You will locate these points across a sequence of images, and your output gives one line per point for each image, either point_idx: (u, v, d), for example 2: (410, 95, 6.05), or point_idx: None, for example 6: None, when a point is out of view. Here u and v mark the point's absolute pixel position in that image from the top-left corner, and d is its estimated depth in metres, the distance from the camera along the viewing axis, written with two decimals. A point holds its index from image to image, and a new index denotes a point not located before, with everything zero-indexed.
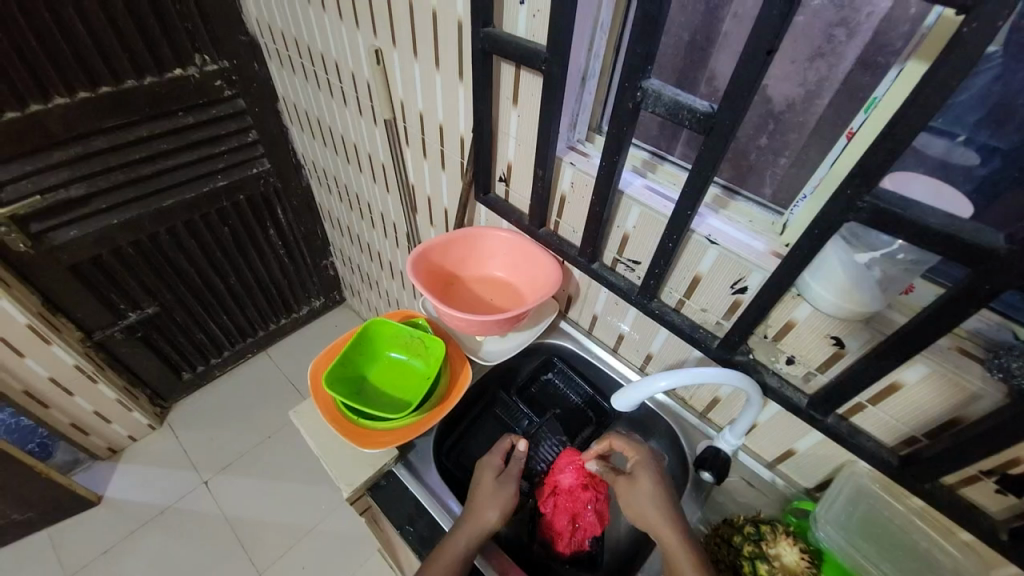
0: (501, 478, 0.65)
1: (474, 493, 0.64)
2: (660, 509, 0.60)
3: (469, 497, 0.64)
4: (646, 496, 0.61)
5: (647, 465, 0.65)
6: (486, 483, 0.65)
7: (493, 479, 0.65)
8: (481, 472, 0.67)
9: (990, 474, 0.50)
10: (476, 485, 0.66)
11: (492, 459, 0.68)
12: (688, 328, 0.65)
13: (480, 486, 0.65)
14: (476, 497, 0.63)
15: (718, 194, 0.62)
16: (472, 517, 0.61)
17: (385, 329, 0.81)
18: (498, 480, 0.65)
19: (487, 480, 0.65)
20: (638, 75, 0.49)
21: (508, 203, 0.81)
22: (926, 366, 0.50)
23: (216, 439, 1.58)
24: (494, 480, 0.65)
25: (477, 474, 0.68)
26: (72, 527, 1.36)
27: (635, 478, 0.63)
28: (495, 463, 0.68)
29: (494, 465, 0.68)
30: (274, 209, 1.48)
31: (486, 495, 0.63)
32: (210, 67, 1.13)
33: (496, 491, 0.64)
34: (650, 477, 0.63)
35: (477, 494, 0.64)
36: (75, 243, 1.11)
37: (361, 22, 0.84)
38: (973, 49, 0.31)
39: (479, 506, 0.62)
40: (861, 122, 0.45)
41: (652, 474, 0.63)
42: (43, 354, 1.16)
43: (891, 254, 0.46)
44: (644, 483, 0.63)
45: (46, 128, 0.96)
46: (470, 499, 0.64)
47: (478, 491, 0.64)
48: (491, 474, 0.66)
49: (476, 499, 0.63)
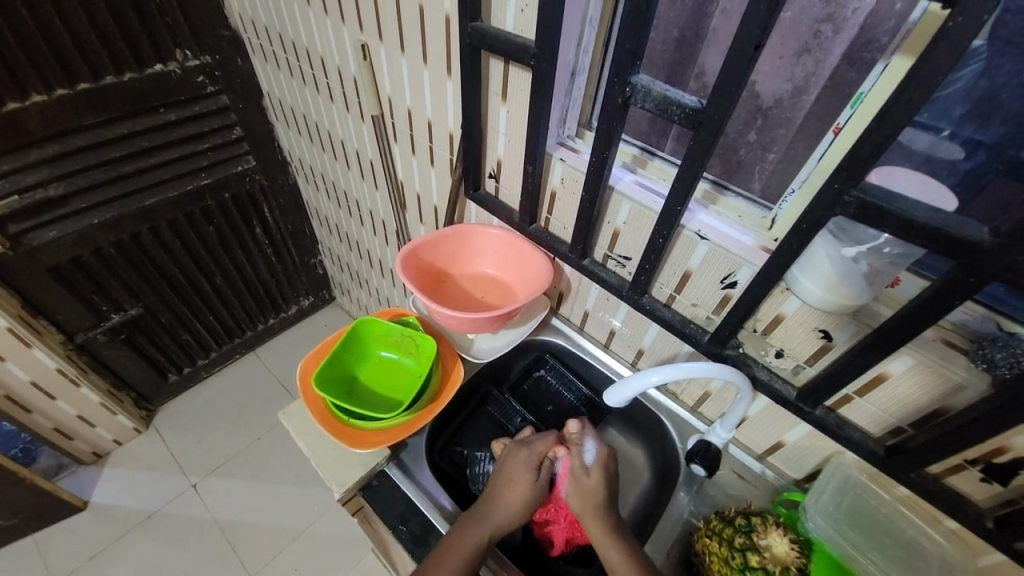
0: (536, 481, 0.63)
1: (506, 491, 0.62)
2: (592, 503, 0.62)
3: (500, 491, 0.63)
4: (587, 490, 0.62)
5: (599, 460, 0.65)
6: (521, 485, 0.62)
7: (529, 482, 0.63)
8: (513, 468, 0.64)
9: (975, 463, 0.51)
10: (509, 482, 0.63)
11: (530, 456, 0.65)
12: (678, 323, 0.66)
13: (513, 485, 0.63)
14: (508, 496, 0.62)
15: (707, 189, 0.62)
16: (501, 515, 0.61)
17: (375, 328, 0.80)
18: (534, 484, 0.62)
19: (523, 479, 0.63)
20: (627, 71, 0.49)
21: (498, 200, 0.81)
22: (911, 358, 0.50)
23: (205, 442, 1.56)
24: (529, 484, 0.62)
25: (509, 467, 0.65)
26: (57, 533, 1.34)
27: (586, 469, 0.64)
28: (533, 462, 0.64)
29: (532, 465, 0.64)
30: (260, 207, 1.46)
31: (520, 504, 0.62)
32: (191, 63, 1.11)
33: (530, 496, 0.62)
34: (598, 473, 0.64)
35: (509, 493, 0.62)
36: (55, 244, 1.08)
37: (347, 17, 0.83)
38: (957, 43, 0.31)
39: (509, 510, 0.61)
40: (847, 117, 0.46)
41: (600, 470, 0.64)
42: (25, 358, 1.14)
43: (877, 248, 0.46)
44: (590, 476, 0.63)
45: (22, 126, 0.94)
46: (501, 495, 0.62)
47: (511, 491, 0.62)
48: (528, 476, 0.63)
49: (506, 497, 0.62)
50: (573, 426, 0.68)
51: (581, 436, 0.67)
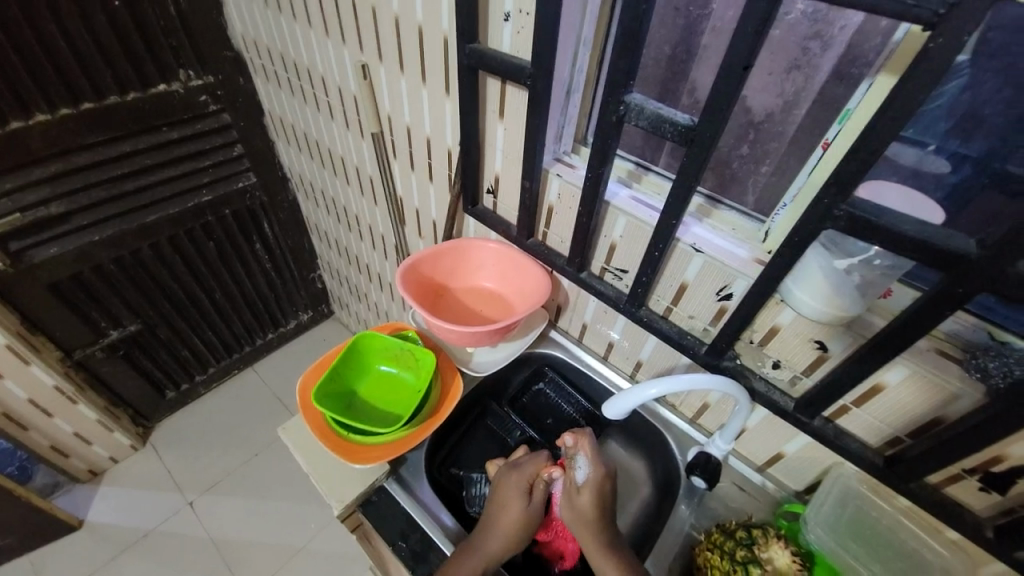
0: (529, 507, 0.63)
1: (499, 516, 0.63)
2: (585, 521, 0.62)
3: (494, 518, 0.63)
4: (579, 506, 0.63)
5: (592, 477, 0.64)
6: (515, 509, 0.63)
7: (523, 506, 0.63)
8: (506, 493, 0.64)
9: (972, 472, 0.51)
10: (502, 508, 0.63)
11: (522, 478, 0.65)
12: (676, 335, 0.66)
13: (506, 509, 0.63)
14: (501, 523, 0.62)
15: (701, 204, 0.63)
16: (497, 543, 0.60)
17: (374, 342, 0.80)
18: (527, 508, 0.63)
19: (516, 503, 0.63)
20: (621, 89, 0.50)
21: (496, 214, 0.82)
22: (905, 368, 0.51)
23: (202, 459, 1.55)
24: (522, 507, 0.63)
25: (501, 493, 0.65)
26: (51, 553, 1.32)
27: (577, 487, 0.64)
28: (525, 486, 0.65)
29: (523, 488, 0.65)
30: (261, 223, 1.47)
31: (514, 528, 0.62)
32: (194, 82, 1.13)
33: (524, 521, 0.63)
34: (590, 490, 0.63)
35: (502, 519, 0.62)
36: (55, 261, 1.09)
37: (347, 37, 0.85)
38: (937, 62, 0.33)
39: (503, 536, 0.61)
40: (835, 133, 0.47)
41: (593, 489, 0.63)
42: (22, 375, 1.13)
43: (868, 260, 0.47)
44: (581, 494, 0.63)
45: (26, 145, 0.95)
46: (495, 522, 0.62)
47: (505, 517, 0.63)
48: (521, 500, 0.64)
49: (501, 524, 0.62)
50: (567, 440, 0.67)
51: (574, 451, 0.66)
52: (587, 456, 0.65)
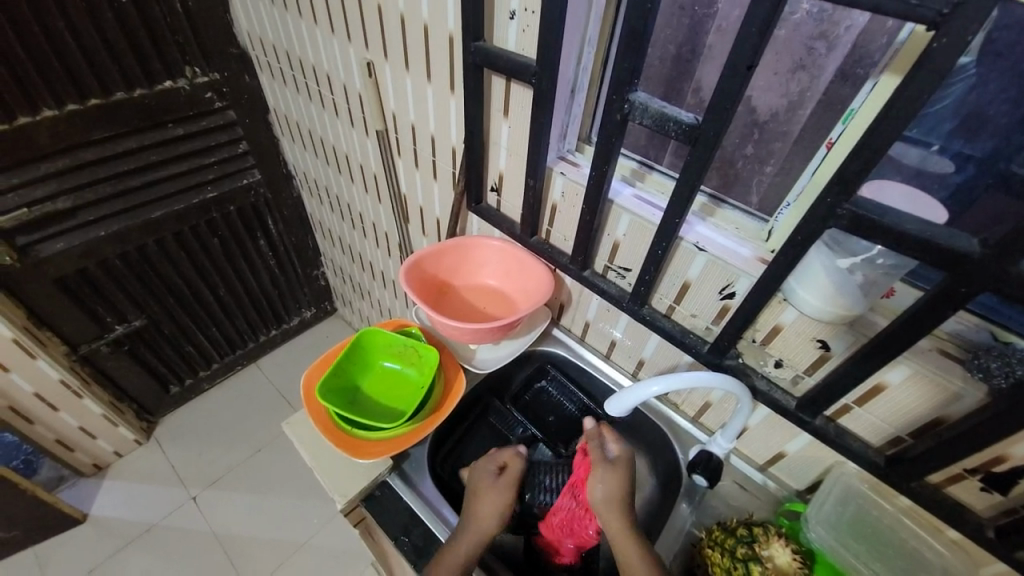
0: (496, 484, 0.65)
1: (473, 500, 0.64)
2: (617, 497, 0.61)
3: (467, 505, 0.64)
4: (610, 482, 0.62)
5: (623, 455, 0.65)
6: (484, 490, 0.64)
7: (492, 484, 0.65)
8: (477, 480, 0.66)
9: (974, 472, 0.51)
10: (474, 494, 0.65)
11: (488, 464, 0.68)
12: (678, 333, 0.67)
13: (479, 492, 0.64)
14: (476, 504, 0.63)
15: (705, 203, 0.63)
16: (473, 526, 0.60)
17: (378, 339, 0.81)
18: (496, 484, 0.65)
19: (484, 485, 0.65)
20: (625, 88, 0.51)
21: (500, 213, 0.82)
22: (908, 368, 0.51)
23: (205, 454, 1.56)
24: (492, 484, 0.65)
25: (472, 482, 0.66)
26: (56, 546, 1.33)
27: (609, 463, 0.64)
28: (493, 468, 0.67)
29: (489, 471, 0.67)
30: (265, 220, 1.48)
31: (489, 504, 0.63)
32: (200, 80, 1.14)
33: (496, 497, 0.64)
34: (619, 467, 0.64)
35: (475, 503, 0.63)
36: (61, 256, 1.10)
37: (353, 35, 0.85)
38: (941, 62, 0.33)
39: (479, 516, 0.62)
40: (839, 133, 0.47)
41: (625, 465, 0.64)
42: (28, 369, 1.14)
43: (871, 258, 0.48)
44: (613, 469, 0.63)
45: (34, 140, 0.96)
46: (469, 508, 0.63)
47: (479, 500, 0.64)
48: (489, 482, 0.65)
49: (474, 508, 0.63)
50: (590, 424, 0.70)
51: (602, 433, 0.68)
52: (615, 438, 0.67)
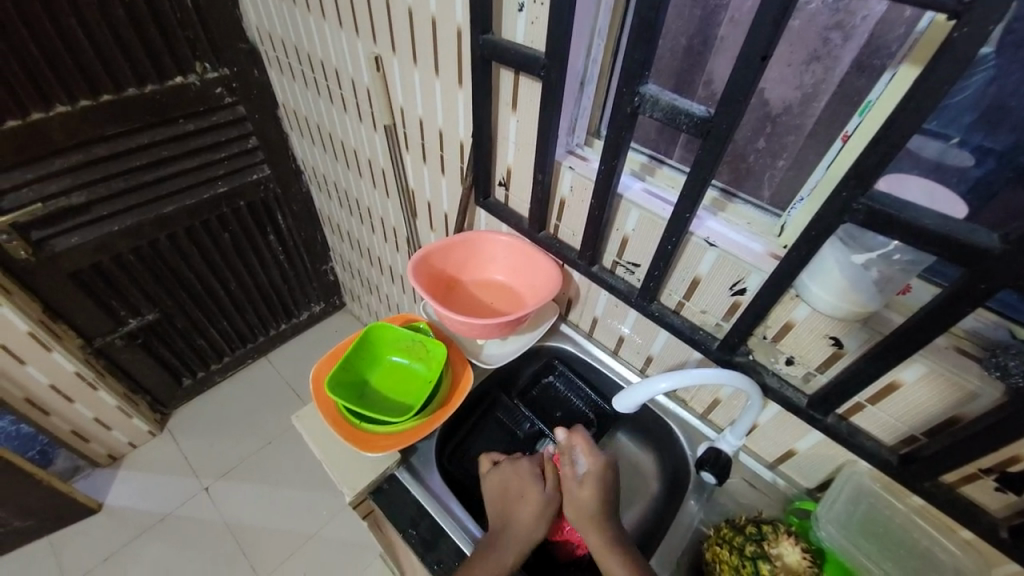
0: (544, 490, 0.66)
1: (519, 503, 0.64)
2: (589, 512, 0.62)
3: (513, 510, 0.63)
4: (581, 499, 0.63)
5: (593, 469, 0.65)
6: (534, 499, 0.64)
7: (538, 489, 0.65)
8: (519, 481, 0.66)
9: (989, 473, 0.50)
10: (519, 499, 0.65)
11: (532, 466, 0.68)
12: (687, 330, 0.66)
13: (524, 496, 0.65)
14: (520, 508, 0.64)
15: (716, 197, 0.62)
16: (520, 532, 0.62)
17: (387, 333, 0.81)
18: (542, 490, 0.65)
19: (533, 492, 0.65)
20: (635, 81, 0.50)
21: (508, 207, 0.82)
22: (923, 366, 0.50)
23: (217, 446, 1.58)
24: (540, 490, 0.65)
25: (512, 482, 0.66)
26: (72, 534, 1.36)
27: (579, 480, 0.64)
28: (537, 471, 0.67)
29: (536, 476, 0.67)
30: (274, 215, 1.49)
31: (535, 509, 0.64)
32: (210, 75, 1.14)
33: (543, 503, 0.64)
34: (588, 484, 0.64)
35: (521, 511, 0.63)
36: (76, 250, 1.11)
37: (361, 29, 0.85)
38: (962, 53, 0.32)
39: (527, 522, 0.63)
40: (855, 125, 0.46)
41: (595, 480, 0.64)
42: (44, 361, 1.16)
43: (887, 254, 0.46)
44: (583, 486, 0.64)
45: (48, 136, 0.97)
46: (515, 514, 0.63)
47: (525, 504, 0.64)
48: (535, 485, 0.66)
49: (521, 515, 0.63)
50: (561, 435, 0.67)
51: (572, 445, 0.66)
52: (586, 450, 0.66)
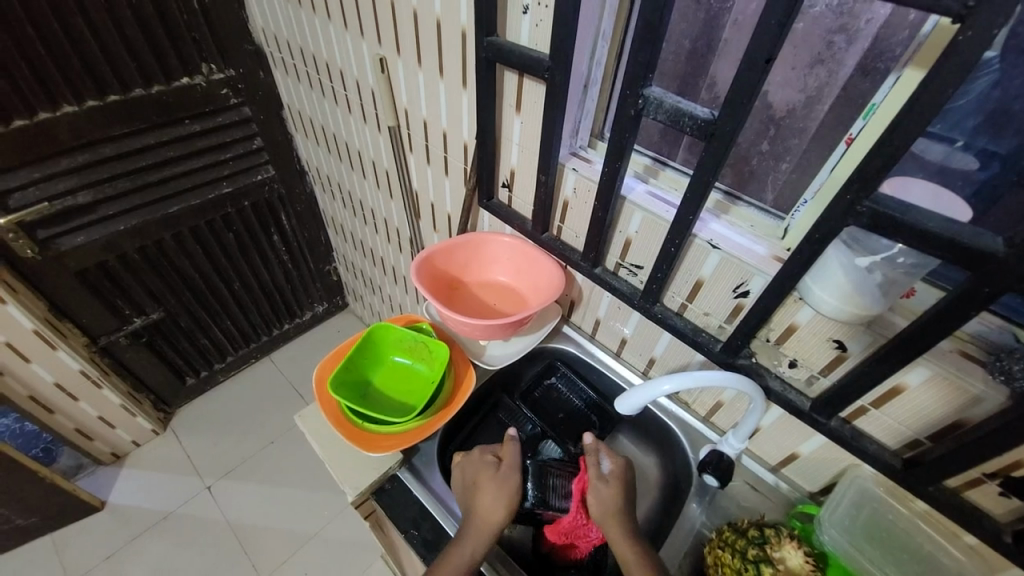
0: (498, 474, 0.64)
1: (474, 495, 0.63)
2: (610, 509, 0.62)
3: (469, 501, 0.63)
4: (605, 497, 0.63)
5: (616, 470, 0.66)
6: (488, 485, 0.63)
7: (492, 475, 0.64)
8: (475, 472, 0.66)
9: (993, 477, 0.50)
10: (476, 488, 0.64)
11: (484, 456, 0.67)
12: (690, 332, 0.66)
13: (479, 486, 0.64)
14: (478, 498, 0.62)
15: (719, 200, 0.63)
16: (476, 522, 0.61)
17: (389, 333, 0.81)
18: (496, 475, 0.64)
19: (485, 479, 0.64)
20: (639, 83, 0.50)
21: (511, 209, 0.82)
22: (928, 369, 0.50)
23: (220, 445, 1.59)
24: (493, 477, 0.64)
25: (468, 475, 0.66)
26: (76, 532, 1.36)
27: (603, 478, 0.65)
28: (490, 459, 0.66)
29: (489, 463, 0.66)
30: (278, 215, 1.49)
31: (490, 497, 0.62)
32: (216, 76, 1.15)
33: (498, 489, 0.63)
34: (613, 482, 0.64)
35: (478, 500, 0.62)
36: (81, 249, 1.12)
37: (366, 31, 0.85)
38: (967, 56, 0.32)
39: (482, 511, 0.61)
40: (859, 129, 0.46)
41: (618, 479, 0.65)
42: (49, 360, 1.17)
43: (890, 258, 0.46)
44: (608, 484, 0.64)
45: (54, 136, 0.98)
46: (471, 505, 0.62)
47: (480, 494, 0.63)
48: (490, 473, 0.64)
49: (479, 505, 0.62)
50: (587, 439, 0.68)
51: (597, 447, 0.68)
52: (609, 455, 0.67)
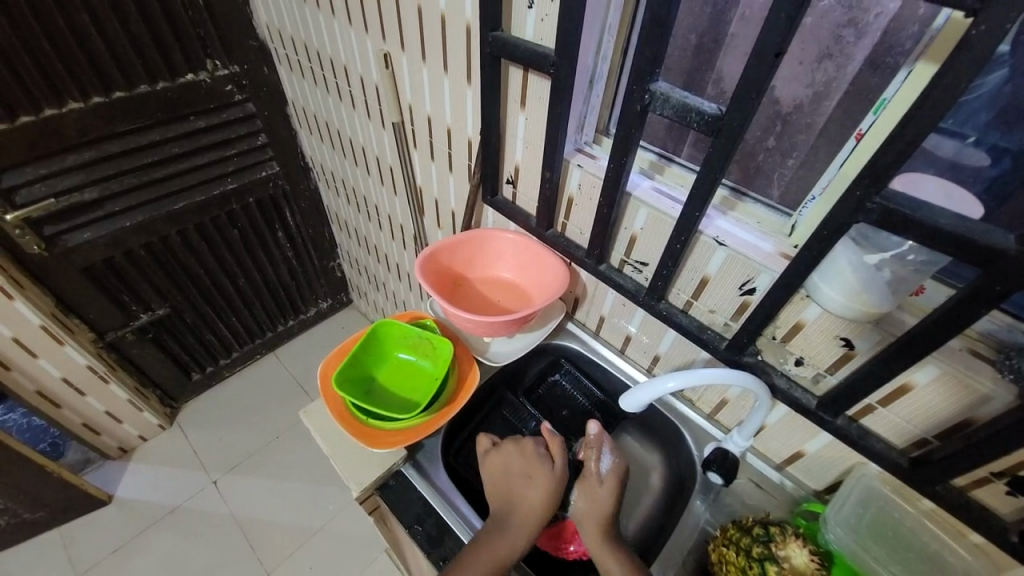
0: (554, 470, 0.66)
1: (528, 487, 0.64)
2: (598, 507, 0.63)
3: (519, 492, 0.64)
4: (597, 495, 0.64)
5: (613, 470, 0.66)
6: (542, 481, 0.65)
7: (547, 470, 0.66)
8: (527, 462, 0.66)
9: (1001, 476, 0.50)
10: (527, 480, 0.65)
11: (536, 448, 0.68)
12: (695, 329, 0.66)
13: (534, 479, 0.65)
14: (532, 492, 0.64)
15: (725, 196, 0.62)
16: (526, 513, 0.63)
17: (394, 330, 0.81)
18: (552, 471, 0.66)
19: (542, 476, 0.65)
20: (646, 78, 0.49)
21: (516, 205, 0.82)
22: (936, 368, 0.49)
23: (226, 440, 1.60)
24: (550, 472, 0.66)
25: (517, 465, 0.66)
26: (84, 525, 1.38)
27: (599, 477, 0.65)
28: (542, 453, 0.68)
29: (541, 457, 0.67)
30: (283, 211, 1.50)
31: (545, 492, 0.64)
32: (221, 72, 1.15)
33: (551, 485, 0.65)
34: (605, 481, 0.65)
35: (530, 492, 0.64)
36: (88, 245, 1.13)
37: (370, 26, 0.85)
38: (981, 51, 0.31)
39: (537, 506, 0.63)
40: (870, 123, 0.45)
41: (613, 480, 0.65)
42: (56, 355, 1.18)
43: (900, 255, 0.45)
44: (602, 483, 0.65)
45: (61, 132, 0.98)
46: (523, 497, 0.64)
47: (533, 488, 0.64)
48: (545, 467, 0.66)
49: (531, 499, 0.64)
50: (592, 429, 0.67)
51: (600, 440, 0.66)
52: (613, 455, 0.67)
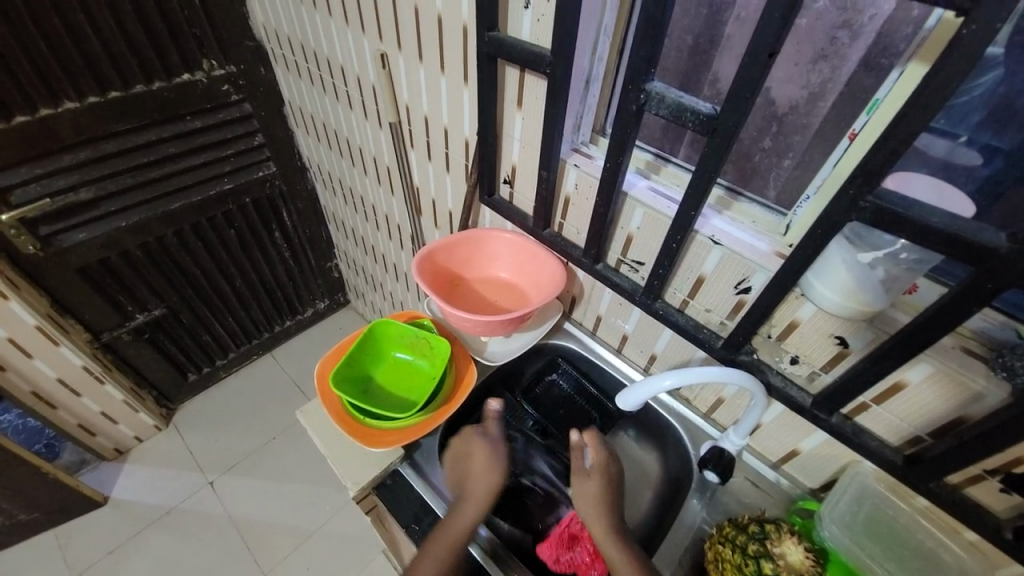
0: (487, 440, 0.70)
1: (469, 462, 0.68)
2: (594, 502, 0.63)
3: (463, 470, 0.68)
4: (587, 490, 0.64)
5: (601, 464, 0.66)
6: (479, 451, 0.69)
7: (482, 441, 0.70)
8: (467, 442, 0.71)
9: (994, 473, 0.50)
10: (469, 457, 0.69)
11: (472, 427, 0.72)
12: (691, 328, 0.66)
13: (471, 454, 0.69)
14: (474, 466, 0.67)
15: (721, 196, 0.62)
16: (473, 482, 0.66)
17: (391, 329, 0.81)
18: (487, 441, 0.70)
19: (479, 447, 0.69)
20: (641, 78, 0.50)
21: (513, 205, 0.82)
22: (929, 365, 0.50)
23: (222, 441, 1.59)
24: (484, 442, 0.70)
25: (461, 445, 0.71)
26: (79, 527, 1.37)
27: (586, 472, 0.66)
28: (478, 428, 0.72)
29: (478, 430, 0.71)
30: (279, 211, 1.49)
31: (484, 461, 0.68)
32: (217, 72, 1.15)
33: (489, 455, 0.68)
34: (594, 476, 0.65)
35: (472, 464, 0.68)
36: (84, 246, 1.12)
37: (367, 27, 0.85)
38: (972, 50, 0.31)
39: (478, 474, 0.66)
40: (862, 124, 0.46)
41: (600, 474, 0.65)
42: (52, 356, 1.17)
43: (893, 253, 0.46)
44: (591, 478, 0.65)
45: (57, 132, 0.98)
46: (466, 471, 0.68)
47: (473, 460, 0.68)
48: (479, 439, 0.70)
49: (474, 470, 0.67)
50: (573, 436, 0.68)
51: (581, 442, 0.68)
52: (597, 451, 0.67)
